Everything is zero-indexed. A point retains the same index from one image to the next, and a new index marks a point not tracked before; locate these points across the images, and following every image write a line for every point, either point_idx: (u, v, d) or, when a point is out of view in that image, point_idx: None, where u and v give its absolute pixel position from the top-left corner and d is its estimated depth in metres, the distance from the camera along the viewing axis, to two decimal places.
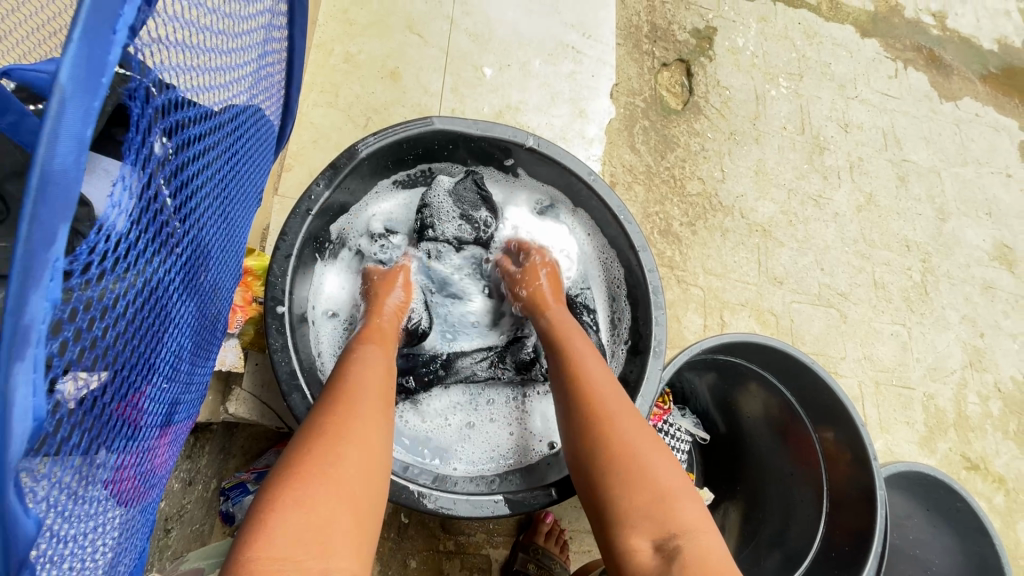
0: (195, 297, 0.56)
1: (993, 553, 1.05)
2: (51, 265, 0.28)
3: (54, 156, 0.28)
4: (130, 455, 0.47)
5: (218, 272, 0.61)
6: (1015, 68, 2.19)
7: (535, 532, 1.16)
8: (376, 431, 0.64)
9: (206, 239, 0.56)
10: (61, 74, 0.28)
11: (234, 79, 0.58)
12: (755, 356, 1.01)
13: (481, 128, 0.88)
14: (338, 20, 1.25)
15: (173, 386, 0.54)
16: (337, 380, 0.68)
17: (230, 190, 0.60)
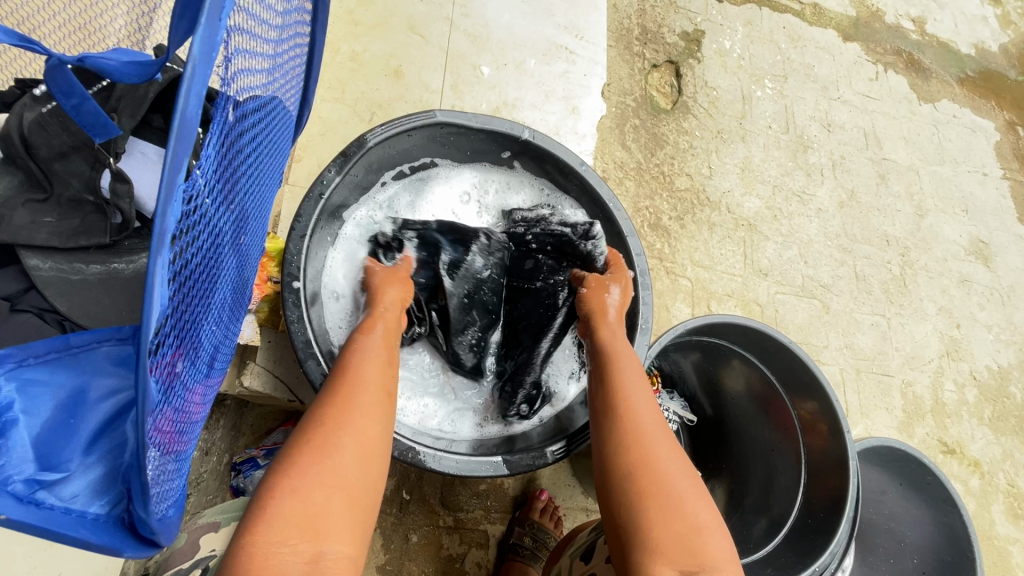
0: (237, 254, 0.60)
1: (960, 522, 1.11)
2: (178, 189, 0.34)
3: (189, 105, 0.34)
4: (186, 392, 0.50)
5: (251, 237, 0.65)
6: (991, 71, 2.28)
7: (531, 508, 1.22)
8: (373, 424, 0.67)
9: (243, 203, 0.60)
10: (198, 30, 0.34)
11: (269, 68, 0.63)
12: (737, 337, 1.07)
13: (480, 121, 0.95)
14: (343, 20, 1.31)
15: (220, 334, 0.58)
16: (338, 375, 0.72)
17: (258, 162, 0.65)
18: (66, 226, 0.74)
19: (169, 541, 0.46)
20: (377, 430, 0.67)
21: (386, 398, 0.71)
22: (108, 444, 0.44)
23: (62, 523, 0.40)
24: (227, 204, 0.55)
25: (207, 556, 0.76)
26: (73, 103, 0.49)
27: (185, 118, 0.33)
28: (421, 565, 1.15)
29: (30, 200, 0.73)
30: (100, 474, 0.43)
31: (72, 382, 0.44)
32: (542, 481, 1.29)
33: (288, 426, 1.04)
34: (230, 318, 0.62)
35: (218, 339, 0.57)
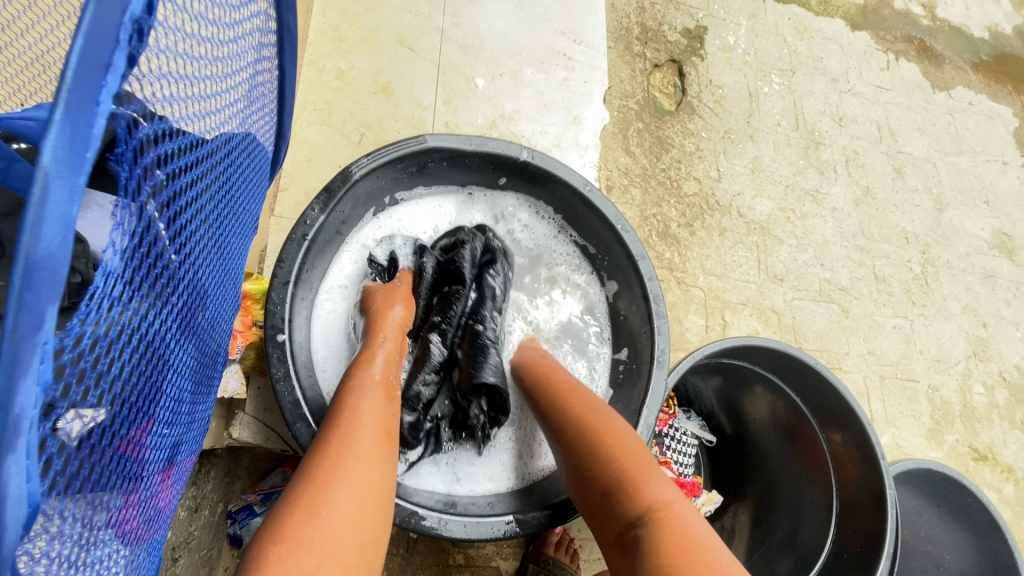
0: (189, 339, 0.53)
1: (1006, 548, 1.03)
2: (40, 349, 0.26)
3: (39, 245, 0.26)
4: (135, 495, 0.46)
5: (216, 309, 0.59)
6: (1006, 54, 2.19)
7: (545, 542, 1.16)
8: (375, 475, 0.60)
9: (194, 281, 0.53)
10: (42, 155, 0.26)
11: (224, 110, 0.57)
12: (757, 360, 1.01)
13: (474, 144, 0.88)
14: (329, 37, 1.25)
15: (172, 430, 0.51)
16: (332, 418, 0.63)
17: (225, 226, 0.59)
18: None
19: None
20: (380, 483, 0.60)
21: (387, 445, 0.64)
22: None
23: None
24: (169, 298, 0.48)
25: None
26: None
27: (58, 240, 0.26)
28: None
29: None
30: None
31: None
32: None
33: (285, 468, 0.98)
34: (189, 403, 0.55)
35: (170, 438, 0.51)
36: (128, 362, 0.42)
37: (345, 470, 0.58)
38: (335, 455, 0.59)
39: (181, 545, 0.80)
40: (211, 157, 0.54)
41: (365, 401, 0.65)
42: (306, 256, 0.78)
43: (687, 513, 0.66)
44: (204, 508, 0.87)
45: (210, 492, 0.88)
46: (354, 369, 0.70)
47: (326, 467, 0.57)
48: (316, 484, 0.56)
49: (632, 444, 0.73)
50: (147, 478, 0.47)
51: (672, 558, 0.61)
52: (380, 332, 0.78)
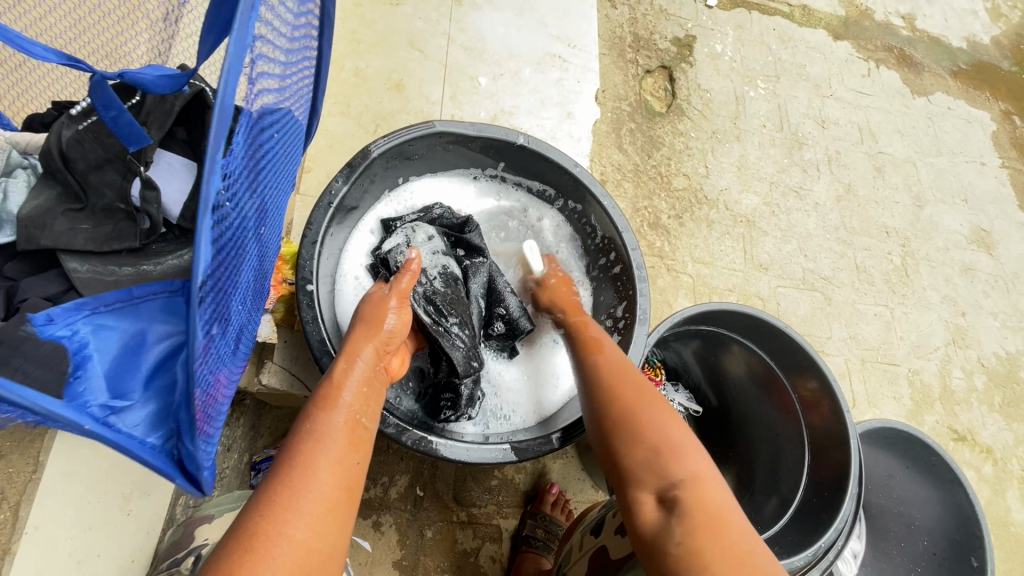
0: (260, 245, 0.60)
1: (968, 500, 1.13)
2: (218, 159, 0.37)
3: (224, 96, 0.37)
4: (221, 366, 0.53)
5: (274, 229, 0.67)
6: (983, 63, 2.31)
7: (542, 501, 1.25)
8: (320, 543, 0.54)
9: (264, 201, 0.61)
10: (229, 43, 0.37)
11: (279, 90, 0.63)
12: (732, 324, 1.13)
13: (477, 129, 1.00)
14: (347, 39, 1.38)
15: (247, 318, 0.58)
16: (275, 478, 0.56)
17: (278, 169, 0.68)
18: (100, 232, 0.64)
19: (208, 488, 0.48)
20: (329, 546, 0.55)
21: (340, 503, 0.57)
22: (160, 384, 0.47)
23: (128, 444, 0.42)
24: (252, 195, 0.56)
25: (200, 544, 0.77)
26: (110, 115, 0.50)
27: (227, 100, 0.37)
28: (437, 560, 1.18)
29: (68, 209, 0.65)
30: (154, 410, 0.45)
31: (133, 327, 0.49)
32: (553, 475, 1.32)
33: None
34: (256, 304, 0.62)
35: (245, 322, 0.57)
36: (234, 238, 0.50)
37: (285, 542, 0.52)
38: (275, 522, 0.52)
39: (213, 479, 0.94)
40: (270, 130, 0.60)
41: (319, 456, 0.58)
42: (330, 221, 0.89)
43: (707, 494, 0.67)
44: (235, 450, 1.00)
45: (240, 437, 1.01)
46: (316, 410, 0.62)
47: (266, 535, 0.51)
48: (254, 556, 0.50)
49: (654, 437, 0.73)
50: (230, 349, 0.54)
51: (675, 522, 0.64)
52: (349, 354, 0.70)
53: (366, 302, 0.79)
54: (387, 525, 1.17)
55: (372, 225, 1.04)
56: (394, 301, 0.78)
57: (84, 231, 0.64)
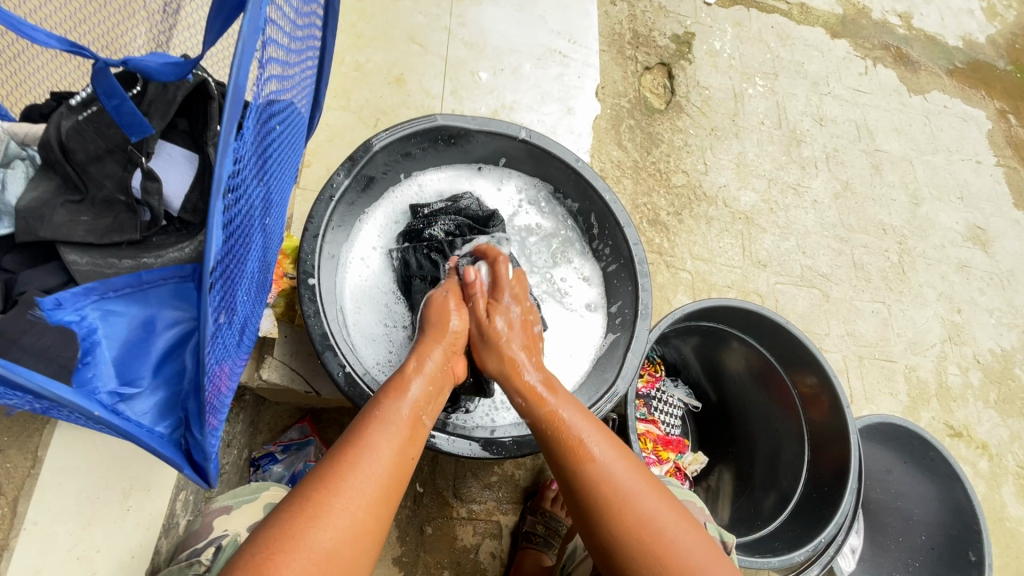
0: (264, 237, 0.59)
1: (965, 496, 1.14)
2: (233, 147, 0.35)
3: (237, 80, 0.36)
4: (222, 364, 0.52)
5: (276, 221, 0.65)
6: (979, 62, 2.32)
7: (542, 498, 1.25)
8: (371, 518, 0.58)
9: (267, 193, 0.60)
10: (241, 30, 0.38)
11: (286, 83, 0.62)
12: (734, 319, 1.13)
13: (479, 123, 0.99)
14: (347, 33, 1.38)
15: (251, 310, 0.57)
16: (342, 451, 0.61)
17: (280, 161, 0.67)
18: (100, 225, 0.64)
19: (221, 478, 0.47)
20: (376, 524, 0.59)
21: (394, 485, 0.62)
22: (167, 371, 0.56)
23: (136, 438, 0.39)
24: (257, 184, 0.55)
25: (221, 534, 0.71)
26: (113, 104, 0.50)
27: (237, 89, 0.36)
28: (437, 556, 1.18)
29: (67, 201, 0.64)
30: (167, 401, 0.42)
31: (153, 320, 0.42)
32: (553, 471, 1.32)
33: (304, 422, 1.08)
34: (258, 296, 0.61)
35: (248, 314, 0.57)
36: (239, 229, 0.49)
37: (338, 509, 0.56)
38: (334, 489, 0.57)
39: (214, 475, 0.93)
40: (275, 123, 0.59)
41: (381, 438, 0.63)
42: (332, 215, 0.88)
43: (672, 528, 0.66)
44: (235, 446, 0.99)
45: (239, 433, 1.00)
46: (387, 397, 0.69)
47: (322, 500, 0.56)
48: (308, 518, 0.54)
49: (625, 481, 0.69)
50: (235, 340, 0.53)
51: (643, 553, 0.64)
52: (420, 354, 0.77)
53: (431, 305, 0.87)
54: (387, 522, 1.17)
55: (376, 222, 1.04)
56: (454, 304, 0.87)
57: (84, 223, 0.63)
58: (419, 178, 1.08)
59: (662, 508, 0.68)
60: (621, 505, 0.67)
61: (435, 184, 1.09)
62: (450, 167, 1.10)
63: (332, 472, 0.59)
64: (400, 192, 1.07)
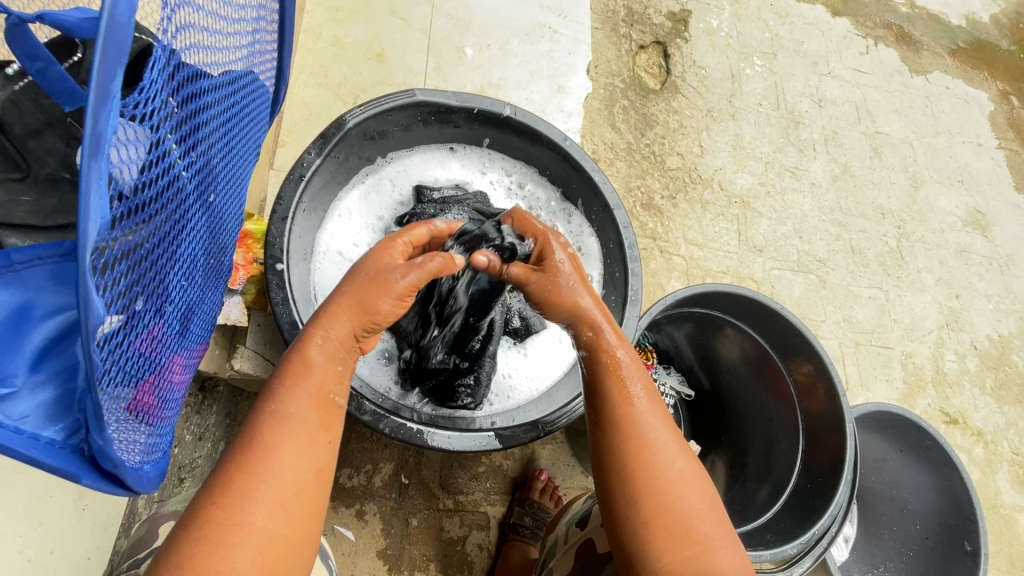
0: (209, 216, 0.55)
1: (962, 485, 1.11)
2: (112, 99, 0.29)
3: (117, 12, 0.29)
4: (150, 362, 0.46)
5: (225, 202, 0.60)
6: (982, 41, 2.26)
7: (530, 488, 1.22)
8: (300, 493, 0.53)
9: (210, 166, 0.54)
10: None
11: (229, 51, 0.56)
12: (727, 305, 1.10)
13: (460, 99, 0.94)
14: (325, 6, 1.33)
15: (186, 298, 0.52)
16: (248, 433, 0.54)
17: (233, 134, 0.61)
18: (43, 205, 0.59)
19: (136, 488, 0.42)
20: (307, 495, 0.54)
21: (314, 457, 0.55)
22: (58, 363, 0.41)
23: (13, 440, 0.37)
24: (194, 155, 0.49)
25: (161, 549, 0.66)
26: (37, 67, 0.43)
27: (123, 29, 0.29)
28: (423, 548, 1.15)
29: (4, 179, 0.59)
30: (50, 398, 0.40)
31: (15, 299, 0.40)
32: (542, 461, 1.29)
33: None
34: (204, 282, 0.56)
35: (188, 299, 0.52)
36: (159, 204, 0.43)
37: (259, 493, 0.51)
38: (249, 473, 0.52)
39: (186, 468, 0.90)
40: (218, 92, 0.54)
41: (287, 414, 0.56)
42: (303, 196, 0.84)
43: (695, 499, 0.63)
44: (208, 439, 0.95)
45: (213, 425, 0.96)
46: (285, 375, 0.58)
47: (240, 488, 0.51)
48: (229, 504, 0.50)
49: (655, 438, 0.66)
50: (176, 329, 0.50)
51: (670, 526, 0.61)
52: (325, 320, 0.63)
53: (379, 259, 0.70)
54: (371, 514, 1.14)
55: (354, 211, 0.98)
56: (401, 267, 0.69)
57: (23, 202, 0.58)
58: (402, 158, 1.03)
59: (686, 473, 0.65)
60: (647, 466, 0.64)
61: (423, 162, 1.04)
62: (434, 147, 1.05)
63: (243, 460, 0.53)
64: (388, 171, 1.02)
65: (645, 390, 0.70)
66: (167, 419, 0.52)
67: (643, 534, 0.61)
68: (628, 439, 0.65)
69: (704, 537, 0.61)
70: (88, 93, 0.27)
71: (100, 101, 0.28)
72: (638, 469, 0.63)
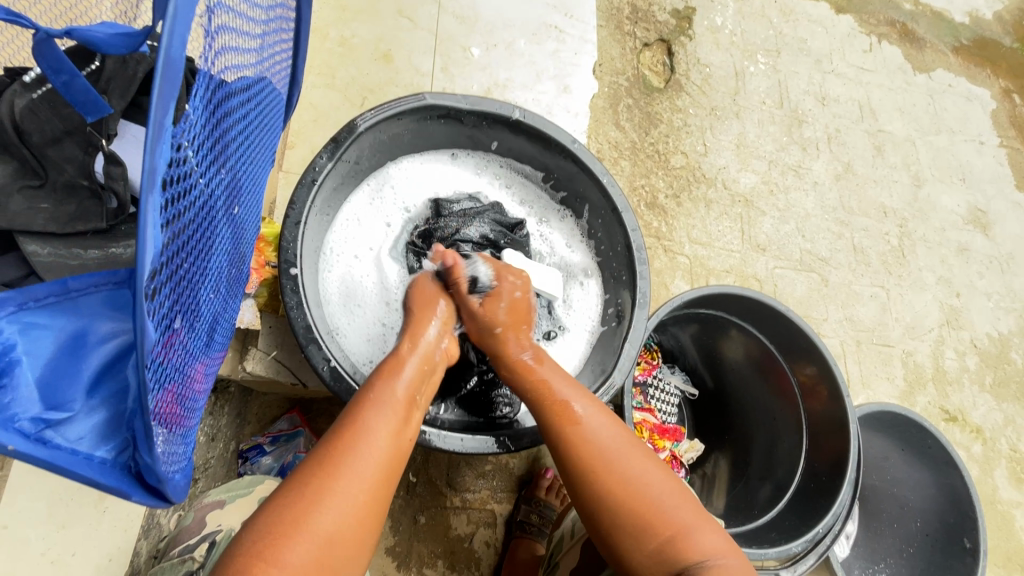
0: (233, 227, 0.56)
1: (962, 483, 1.14)
2: (164, 127, 0.30)
3: (171, 44, 0.30)
4: (180, 373, 0.47)
5: (245, 211, 0.60)
6: (985, 39, 2.26)
7: (536, 486, 1.23)
8: (371, 503, 0.56)
9: (233, 176, 0.54)
10: None
11: (249, 59, 0.57)
12: (732, 307, 1.11)
13: (470, 102, 0.94)
14: (332, 5, 1.32)
15: (213, 308, 0.53)
16: (334, 434, 0.59)
17: (251, 142, 0.61)
18: (63, 212, 0.60)
19: (175, 499, 0.45)
20: (375, 505, 0.57)
21: (391, 467, 0.60)
22: (111, 386, 0.42)
23: (71, 462, 0.38)
24: (219, 169, 0.50)
25: (216, 530, 0.70)
26: (62, 79, 0.44)
27: (172, 58, 0.31)
28: (430, 545, 1.16)
29: (24, 186, 0.59)
30: (103, 419, 0.41)
31: (73, 325, 0.42)
32: (547, 459, 1.31)
33: (293, 413, 1.05)
34: (227, 292, 0.57)
35: (214, 310, 0.53)
36: (193, 220, 0.44)
37: (336, 493, 0.54)
38: (329, 472, 0.55)
39: (200, 469, 0.91)
40: (239, 101, 0.54)
41: (374, 420, 0.61)
42: (314, 200, 0.84)
43: (663, 492, 0.65)
44: (220, 439, 0.96)
45: (225, 425, 0.97)
46: (377, 381, 0.66)
47: (322, 483, 0.54)
48: (309, 498, 0.53)
49: (615, 447, 0.67)
50: (202, 341, 0.51)
51: (646, 518, 0.63)
52: (409, 336, 0.73)
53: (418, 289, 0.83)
54: None
55: (370, 215, 1.00)
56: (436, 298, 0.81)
57: (43, 210, 0.59)
58: (408, 162, 1.03)
59: (659, 472, 0.66)
60: (607, 470, 0.65)
61: (429, 169, 1.04)
62: (440, 151, 1.05)
63: (325, 458, 0.56)
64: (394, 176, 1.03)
65: (594, 404, 0.72)
66: (190, 426, 0.53)
67: (624, 532, 0.63)
68: (580, 457, 0.67)
69: (676, 521, 0.63)
70: (147, 127, 0.28)
71: (157, 135, 0.29)
72: (600, 474, 0.65)
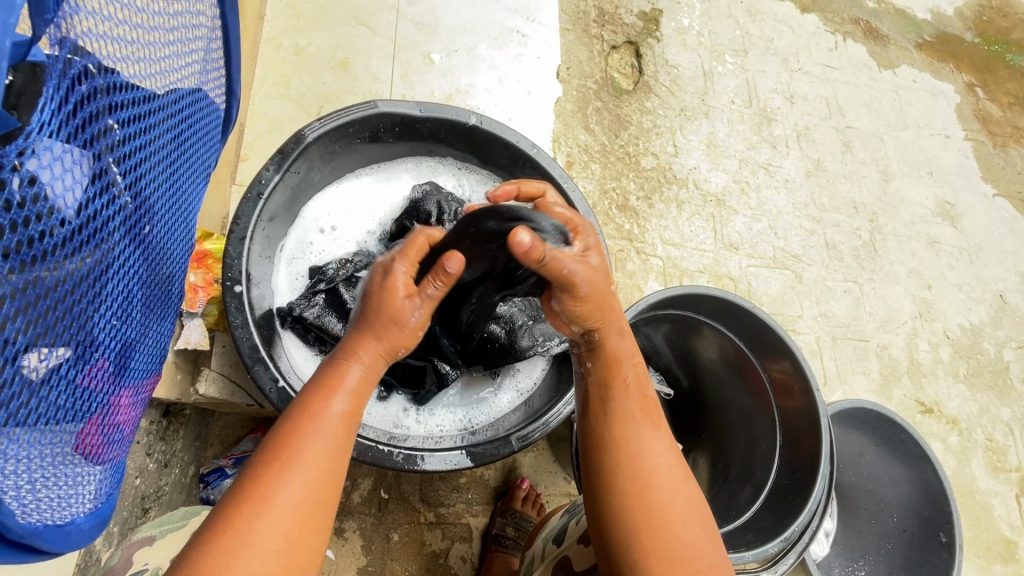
0: (147, 249, 0.52)
1: (936, 478, 1.14)
2: None
3: None
4: (76, 410, 0.43)
5: (167, 231, 0.57)
6: (948, 35, 2.28)
7: (512, 498, 1.21)
8: (307, 516, 0.53)
9: (149, 193, 0.51)
10: None
11: (165, 73, 0.53)
12: (700, 306, 1.11)
13: (423, 109, 0.93)
14: (286, 14, 1.31)
15: (119, 338, 0.49)
16: (267, 461, 0.54)
17: (177, 156, 0.58)
18: None
19: (53, 548, 0.40)
20: (308, 540, 0.53)
21: (324, 503, 0.55)
22: None
23: None
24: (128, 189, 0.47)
25: (140, 570, 0.67)
26: None
27: None
28: (404, 563, 1.13)
29: None
30: None
31: None
32: (523, 469, 1.28)
33: (256, 433, 1.01)
34: (144, 316, 0.54)
35: (124, 337, 0.50)
36: (78, 244, 0.41)
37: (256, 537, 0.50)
38: (248, 514, 0.51)
39: (150, 497, 0.87)
40: (158, 116, 0.51)
41: (313, 443, 0.56)
42: (260, 215, 0.83)
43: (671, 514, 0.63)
44: (174, 465, 0.92)
45: (180, 450, 0.93)
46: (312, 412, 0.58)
47: (246, 519, 0.50)
48: (235, 532, 0.50)
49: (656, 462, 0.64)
50: (110, 370, 0.48)
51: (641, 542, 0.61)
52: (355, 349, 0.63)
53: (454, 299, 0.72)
54: (350, 531, 1.12)
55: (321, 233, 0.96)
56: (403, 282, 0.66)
57: None
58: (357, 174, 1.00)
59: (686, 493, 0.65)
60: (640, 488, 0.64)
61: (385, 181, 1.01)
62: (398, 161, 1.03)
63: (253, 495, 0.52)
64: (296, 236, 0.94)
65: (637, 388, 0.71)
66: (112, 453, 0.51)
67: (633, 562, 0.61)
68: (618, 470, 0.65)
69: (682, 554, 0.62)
70: None
71: None
72: (631, 503, 0.63)
